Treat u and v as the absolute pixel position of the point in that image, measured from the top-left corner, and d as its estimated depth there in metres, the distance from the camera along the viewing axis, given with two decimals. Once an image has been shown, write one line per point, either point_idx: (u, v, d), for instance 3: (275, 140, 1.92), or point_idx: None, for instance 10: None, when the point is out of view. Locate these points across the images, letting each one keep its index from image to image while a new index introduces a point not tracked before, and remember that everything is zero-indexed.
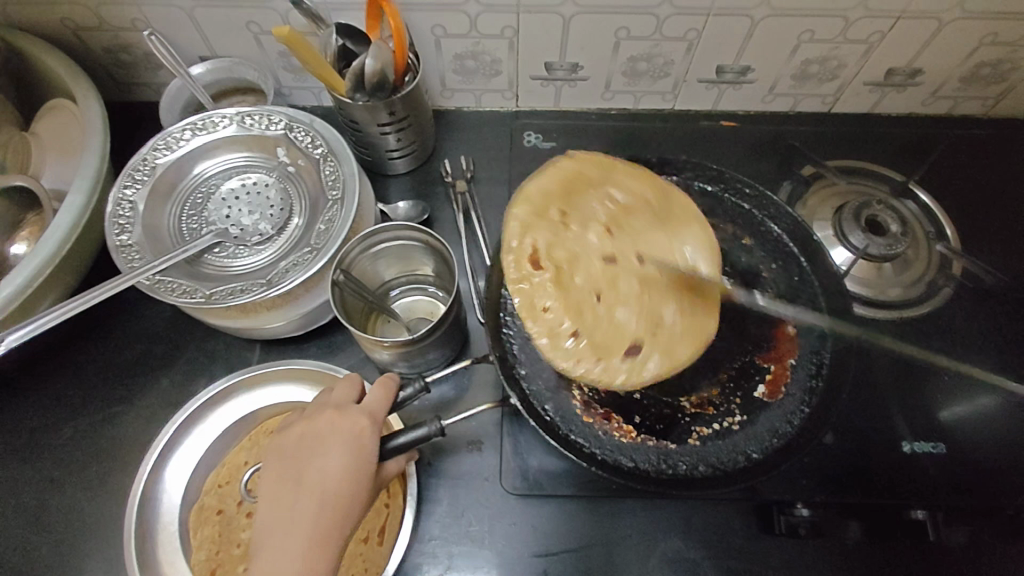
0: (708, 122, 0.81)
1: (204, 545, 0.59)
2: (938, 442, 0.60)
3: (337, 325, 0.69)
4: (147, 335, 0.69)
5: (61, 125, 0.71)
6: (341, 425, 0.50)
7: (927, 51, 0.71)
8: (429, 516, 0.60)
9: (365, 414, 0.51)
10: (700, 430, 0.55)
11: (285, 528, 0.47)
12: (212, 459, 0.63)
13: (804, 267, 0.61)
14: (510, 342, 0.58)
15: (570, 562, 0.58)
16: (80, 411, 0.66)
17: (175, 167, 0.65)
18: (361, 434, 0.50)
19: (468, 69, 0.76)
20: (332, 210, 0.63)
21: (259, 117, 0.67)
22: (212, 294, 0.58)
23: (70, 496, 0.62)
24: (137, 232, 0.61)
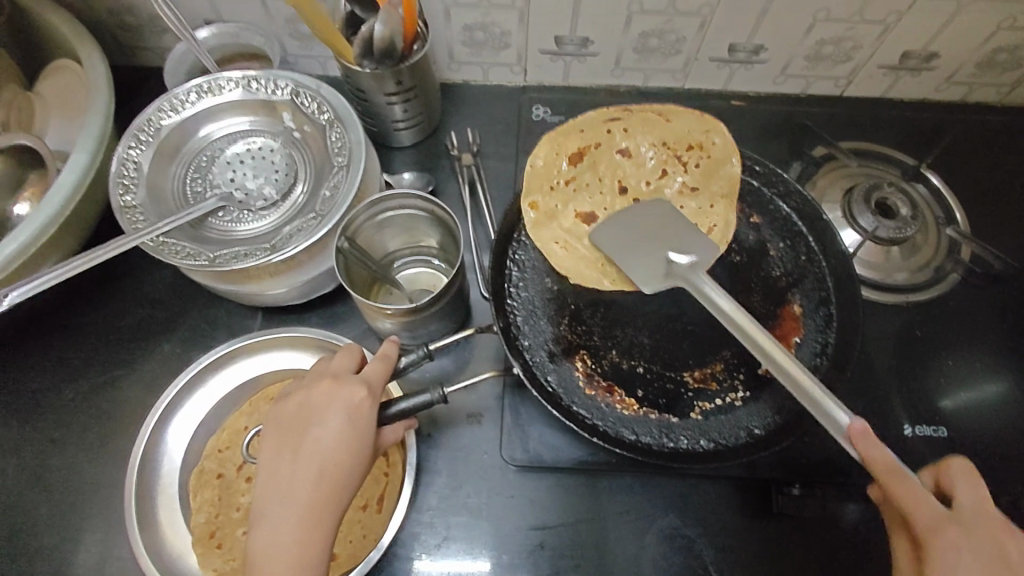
0: (718, 102, 0.80)
1: (203, 508, 0.59)
2: (939, 426, 0.60)
3: (339, 295, 0.69)
4: (148, 300, 0.69)
5: (65, 86, 0.70)
6: (340, 394, 0.50)
7: (944, 35, 0.70)
8: (428, 486, 0.60)
9: (363, 383, 0.50)
10: (703, 405, 0.54)
11: (285, 495, 0.46)
12: (212, 423, 0.63)
13: (813, 247, 0.59)
14: (514, 313, 0.57)
15: (566, 535, 0.58)
16: (81, 373, 0.66)
17: (179, 128, 0.64)
18: (360, 402, 0.49)
19: (477, 41, 0.75)
20: (338, 176, 0.62)
21: (265, 81, 0.65)
22: (216, 258, 0.58)
23: (70, 457, 0.63)
24: (141, 193, 0.61)
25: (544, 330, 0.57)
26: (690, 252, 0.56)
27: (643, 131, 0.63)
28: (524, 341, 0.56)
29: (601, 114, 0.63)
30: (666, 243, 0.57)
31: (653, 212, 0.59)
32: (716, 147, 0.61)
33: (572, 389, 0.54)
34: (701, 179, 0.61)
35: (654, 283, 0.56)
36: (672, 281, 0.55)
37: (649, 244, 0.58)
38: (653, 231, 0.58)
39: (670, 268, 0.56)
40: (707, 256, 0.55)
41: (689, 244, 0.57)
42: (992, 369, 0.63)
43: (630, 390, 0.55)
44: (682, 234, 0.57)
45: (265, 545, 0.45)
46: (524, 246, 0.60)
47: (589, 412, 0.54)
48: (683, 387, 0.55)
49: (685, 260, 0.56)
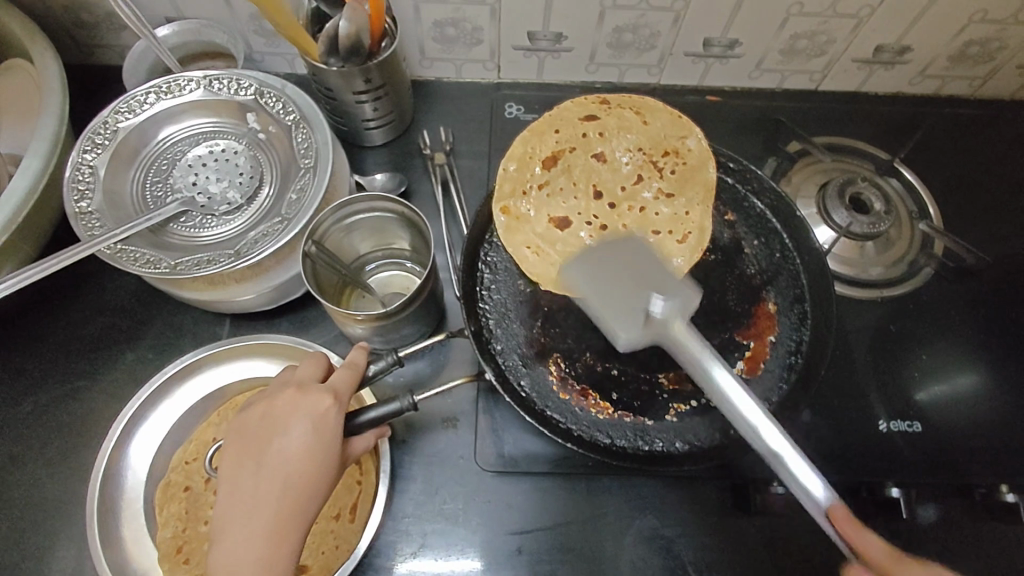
0: (694, 97, 0.79)
1: (170, 523, 0.57)
2: (914, 421, 0.60)
3: (310, 300, 0.67)
4: (112, 308, 0.67)
5: (18, 87, 0.67)
6: (304, 403, 0.48)
7: (916, 29, 0.70)
8: (403, 493, 0.59)
9: (328, 392, 0.49)
10: (678, 406, 0.52)
11: (247, 509, 0.45)
12: (179, 434, 0.61)
13: (787, 244, 0.58)
14: (485, 316, 0.55)
15: (545, 539, 0.57)
16: (41, 386, 0.64)
17: (138, 131, 0.62)
18: (324, 412, 0.48)
19: (448, 37, 0.74)
20: (304, 177, 0.60)
21: (228, 81, 0.64)
22: (177, 264, 0.56)
23: (31, 473, 0.60)
24: (98, 199, 0.59)
25: (516, 335, 0.55)
26: (672, 296, 0.45)
27: (618, 135, 0.62)
28: (495, 345, 0.54)
29: (575, 120, 0.62)
30: (646, 287, 0.46)
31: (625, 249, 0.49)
32: (692, 154, 0.60)
33: (545, 394, 0.53)
34: (676, 186, 0.61)
35: (633, 336, 0.46)
36: (650, 333, 0.45)
37: (623, 285, 0.47)
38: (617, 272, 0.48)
39: (649, 315, 0.45)
40: (689, 303, 0.45)
41: (672, 287, 0.46)
42: (966, 362, 0.63)
43: (605, 393, 0.53)
44: (656, 273, 0.47)
45: (225, 563, 0.43)
46: (495, 248, 0.58)
47: (563, 416, 0.52)
48: (658, 388, 0.53)
49: (661, 307, 0.45)
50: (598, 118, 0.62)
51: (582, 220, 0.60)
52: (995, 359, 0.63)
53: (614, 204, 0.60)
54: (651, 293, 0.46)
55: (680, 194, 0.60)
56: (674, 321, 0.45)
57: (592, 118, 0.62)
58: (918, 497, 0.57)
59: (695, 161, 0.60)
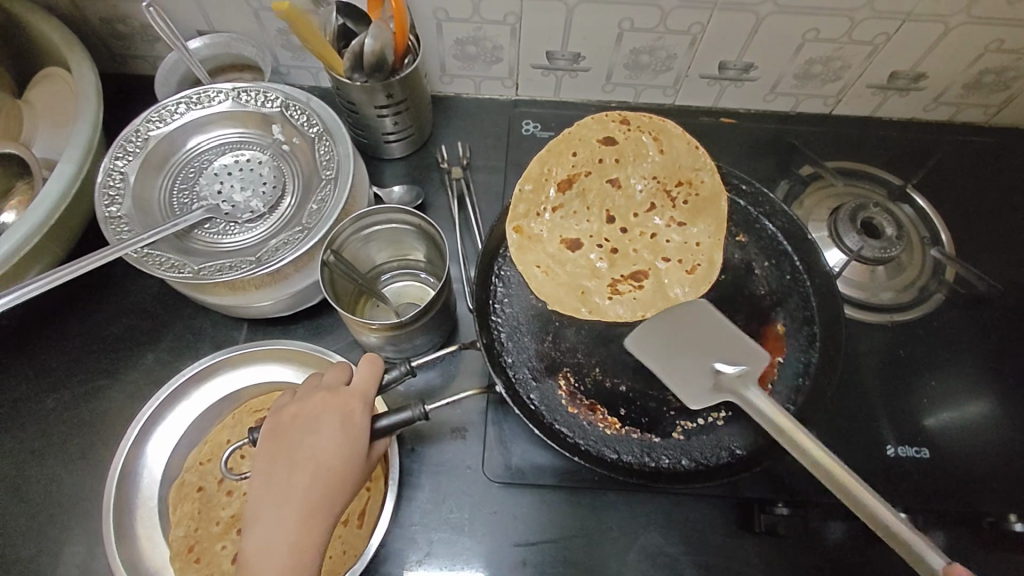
0: (708, 118, 0.80)
1: (182, 521, 0.58)
2: (922, 447, 0.60)
3: (326, 307, 0.69)
4: (134, 310, 0.69)
5: (55, 94, 0.70)
6: (333, 404, 0.50)
7: (931, 56, 0.71)
8: (410, 501, 0.59)
9: (356, 394, 0.51)
10: (685, 424, 0.52)
11: (277, 503, 0.47)
12: (194, 436, 0.62)
13: (798, 266, 0.58)
14: (498, 329, 0.56)
15: (548, 552, 0.58)
16: (63, 383, 0.65)
17: (168, 139, 0.64)
18: (352, 412, 0.50)
19: (469, 55, 0.76)
20: (325, 189, 0.62)
21: (255, 93, 0.66)
22: (201, 270, 0.57)
23: (51, 467, 0.62)
24: (127, 204, 0.60)
25: (527, 348, 0.55)
26: (738, 362, 0.53)
27: (633, 163, 0.62)
28: (507, 358, 0.54)
29: (594, 142, 0.62)
30: (711, 353, 0.54)
31: (691, 318, 0.55)
32: (705, 186, 0.60)
33: (554, 407, 0.53)
34: (688, 217, 0.60)
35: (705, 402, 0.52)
36: (722, 395, 0.51)
37: (693, 356, 0.54)
38: (689, 346, 0.54)
39: (717, 378, 0.52)
40: (757, 365, 0.52)
41: (734, 353, 0.53)
42: (976, 389, 0.63)
43: (612, 408, 0.53)
44: (725, 342, 0.54)
45: (254, 552, 0.45)
46: (509, 262, 0.59)
47: (570, 430, 0.52)
48: (665, 406, 0.53)
49: (733, 370, 0.52)
50: (617, 143, 0.61)
51: (593, 244, 0.61)
52: (1005, 388, 0.63)
53: (625, 228, 0.61)
54: (716, 360, 0.53)
55: (694, 223, 0.60)
56: (750, 385, 0.50)
57: (611, 142, 0.62)
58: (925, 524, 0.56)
59: (711, 193, 0.60)
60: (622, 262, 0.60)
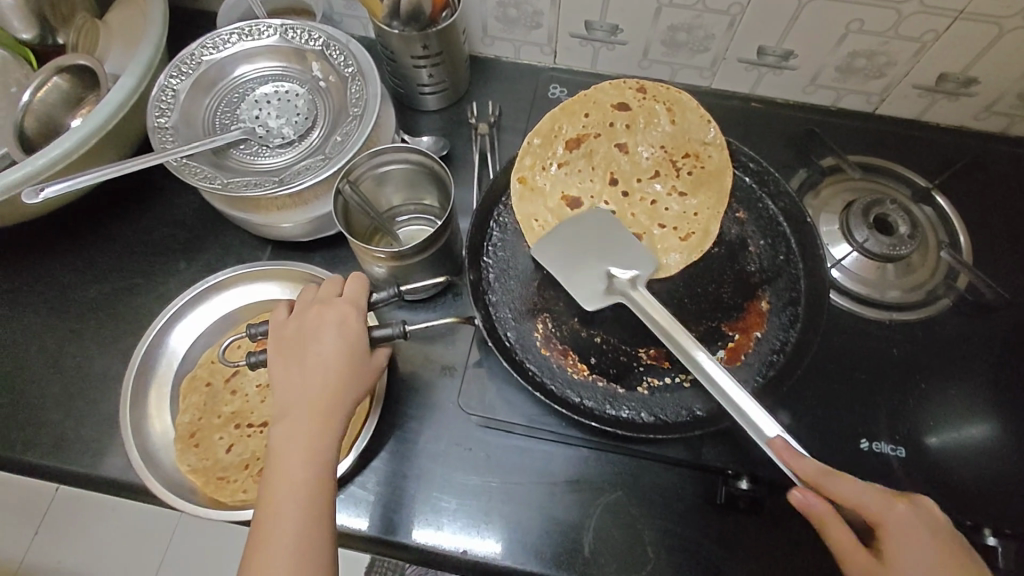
0: (742, 104, 0.80)
1: (189, 410, 0.64)
2: (898, 446, 0.58)
3: (342, 240, 0.73)
4: (175, 221, 0.75)
5: (129, 17, 0.77)
6: (330, 315, 0.56)
7: (983, 60, 0.68)
8: (392, 425, 0.63)
9: (347, 303, 0.56)
10: (651, 380, 0.54)
11: (296, 401, 0.53)
12: (210, 337, 0.68)
13: (793, 249, 0.58)
14: (487, 270, 0.58)
15: (513, 492, 0.60)
16: (105, 277, 0.73)
17: (219, 65, 0.70)
18: (348, 320, 0.55)
19: (510, 18, 0.78)
20: (350, 124, 0.66)
21: (301, 31, 0.70)
22: (228, 184, 0.63)
23: (85, 348, 0.70)
24: (175, 118, 0.66)
25: (512, 291, 0.58)
26: (629, 266, 0.56)
27: (644, 131, 0.62)
28: (491, 297, 0.57)
29: (607, 106, 0.62)
30: (603, 257, 0.57)
31: (590, 227, 0.58)
32: (712, 161, 0.60)
33: (527, 346, 0.55)
34: (690, 188, 0.60)
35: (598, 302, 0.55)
36: (614, 298, 0.55)
37: (588, 261, 0.57)
38: (584, 251, 0.57)
39: (610, 284, 0.55)
40: (646, 268, 0.56)
41: (626, 257, 0.57)
42: (976, 403, 0.60)
43: (584, 356, 0.55)
44: (618, 249, 0.57)
45: (284, 443, 0.51)
46: (509, 210, 0.61)
47: (539, 370, 0.54)
48: (635, 361, 0.55)
49: (625, 275, 0.56)
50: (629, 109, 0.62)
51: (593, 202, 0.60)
52: (1008, 407, 0.60)
53: (627, 192, 0.61)
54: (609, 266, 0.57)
55: (694, 194, 0.60)
56: (637, 287, 0.55)
57: (624, 108, 0.62)
58: None
59: (714, 168, 0.60)
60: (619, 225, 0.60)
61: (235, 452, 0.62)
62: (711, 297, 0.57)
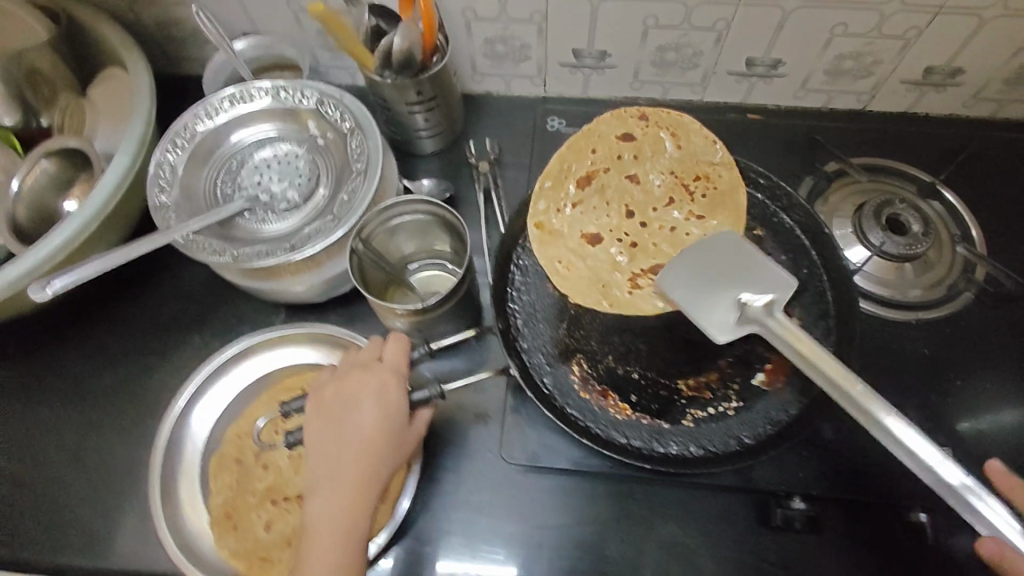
0: (736, 115, 0.80)
1: (222, 490, 0.63)
2: (944, 447, 0.59)
3: (356, 295, 0.72)
4: (183, 294, 0.74)
5: (113, 92, 0.75)
6: (369, 381, 0.54)
7: (967, 50, 0.69)
8: (433, 482, 0.62)
9: (389, 369, 0.55)
10: (695, 412, 0.53)
11: (331, 474, 0.52)
12: (233, 411, 0.67)
13: (815, 261, 0.58)
14: (514, 316, 0.58)
15: (565, 537, 0.59)
16: (118, 360, 0.71)
17: (213, 134, 0.69)
18: (388, 387, 0.54)
19: (498, 54, 0.78)
20: (355, 181, 0.65)
21: (293, 90, 0.69)
22: (239, 256, 0.61)
23: (106, 437, 0.68)
24: (175, 194, 0.65)
25: (542, 335, 0.57)
26: (764, 292, 0.53)
27: (652, 158, 0.62)
28: (522, 343, 0.57)
29: (612, 138, 0.62)
30: (737, 285, 0.54)
31: (719, 248, 0.55)
32: (723, 180, 0.60)
33: (566, 391, 0.55)
34: (706, 210, 0.60)
35: (731, 333, 0.53)
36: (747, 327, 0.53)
37: (721, 288, 0.54)
38: (718, 278, 0.54)
39: (744, 311, 0.53)
40: (784, 294, 0.52)
41: (762, 283, 0.54)
42: (1010, 393, 0.61)
43: (623, 395, 0.55)
44: (751, 273, 0.54)
45: (316, 519, 0.50)
46: (527, 252, 0.61)
47: (581, 414, 0.54)
48: (676, 394, 0.54)
49: (761, 301, 0.53)
50: (634, 139, 0.62)
51: (613, 237, 0.60)
52: None
53: (645, 222, 0.60)
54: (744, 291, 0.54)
55: (710, 216, 0.59)
56: (777, 314, 0.52)
57: (629, 137, 0.62)
58: (949, 527, 0.56)
59: (727, 187, 0.59)
60: (643, 257, 0.59)
61: (275, 530, 0.61)
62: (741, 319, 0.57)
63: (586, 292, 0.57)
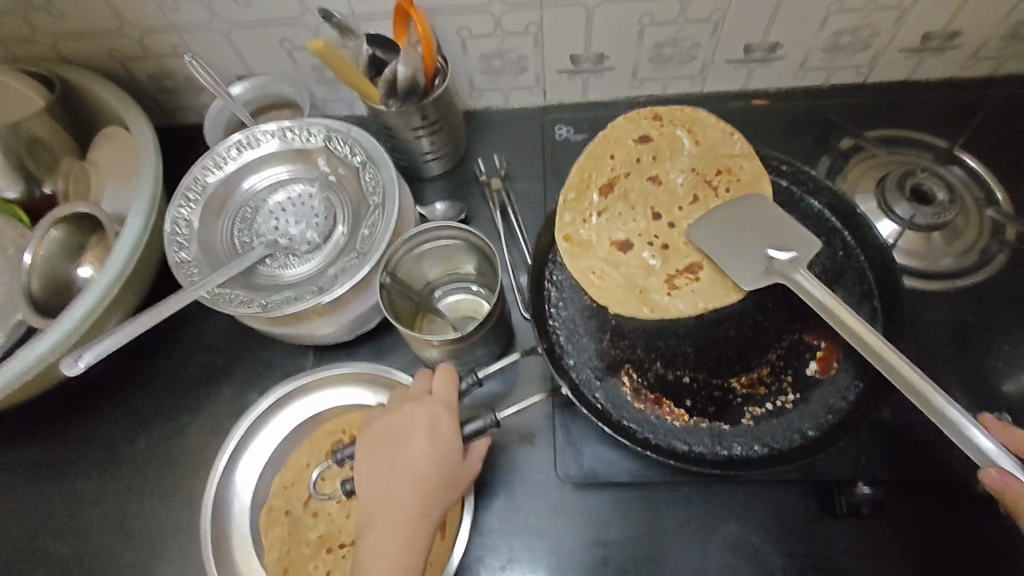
0: (739, 102, 0.80)
1: (276, 545, 0.62)
2: (1001, 412, 0.58)
3: (384, 328, 0.71)
4: (208, 346, 0.73)
5: (114, 152, 0.75)
6: (420, 414, 0.54)
7: (963, 13, 0.69)
8: (488, 508, 0.61)
9: (440, 401, 0.54)
10: (753, 410, 0.53)
11: (385, 511, 0.51)
12: (276, 462, 0.65)
13: (849, 242, 0.59)
14: (556, 333, 0.58)
15: (629, 549, 0.59)
16: (151, 422, 0.70)
17: (225, 184, 0.68)
18: (440, 420, 0.53)
19: (494, 68, 0.78)
20: (374, 214, 0.65)
21: (299, 129, 0.68)
22: (269, 304, 0.60)
23: (150, 502, 0.66)
24: (195, 249, 0.64)
25: (587, 348, 0.57)
26: (790, 249, 0.55)
27: (671, 158, 0.61)
28: (568, 360, 0.56)
29: (630, 142, 0.62)
30: (764, 240, 0.56)
31: (746, 209, 0.57)
32: (746, 172, 0.59)
33: (620, 404, 0.55)
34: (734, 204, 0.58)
35: (756, 283, 0.55)
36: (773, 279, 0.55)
37: (748, 242, 0.56)
38: (745, 234, 0.56)
39: (770, 264, 0.55)
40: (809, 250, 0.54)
41: (788, 239, 0.56)
42: None
43: (678, 401, 0.54)
44: (775, 229, 0.56)
45: (371, 557, 0.49)
46: (559, 267, 0.61)
47: (639, 425, 0.54)
48: (731, 393, 0.54)
49: (786, 257, 0.55)
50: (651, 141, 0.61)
51: (643, 240, 0.59)
52: None
53: (673, 222, 0.59)
54: (768, 246, 0.56)
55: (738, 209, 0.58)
56: (799, 269, 0.54)
57: (645, 139, 0.62)
58: None
59: (752, 178, 0.58)
60: (676, 257, 0.58)
61: None
62: (782, 309, 0.57)
63: (623, 300, 0.56)
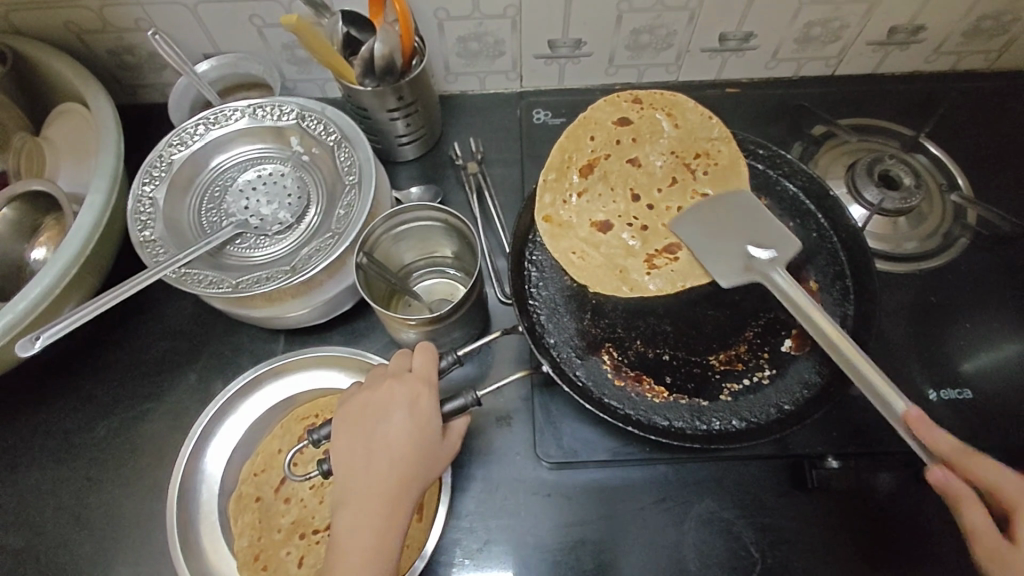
0: (712, 91, 0.81)
1: (245, 532, 0.59)
2: (963, 389, 0.60)
3: (357, 312, 0.69)
4: (171, 331, 0.70)
5: (72, 129, 0.71)
6: (399, 392, 0.52)
7: (928, 8, 0.71)
8: (465, 492, 0.60)
9: (420, 378, 0.53)
10: (731, 386, 0.54)
11: (362, 490, 0.50)
12: (246, 447, 0.63)
13: (823, 224, 0.60)
14: (537, 312, 0.57)
15: (605, 529, 0.59)
16: (110, 410, 0.67)
17: (192, 161, 0.66)
18: (420, 397, 0.52)
19: (471, 52, 0.77)
20: (350, 194, 0.63)
21: (271, 108, 0.67)
22: (238, 283, 0.58)
23: (109, 492, 0.63)
24: (160, 228, 0.62)
25: (568, 326, 0.57)
26: (771, 247, 0.55)
27: (651, 140, 0.61)
28: (549, 339, 0.56)
29: (610, 123, 0.62)
30: (744, 237, 0.56)
31: (738, 208, 0.57)
32: (723, 155, 0.60)
33: (600, 382, 0.55)
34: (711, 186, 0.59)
35: (733, 279, 0.55)
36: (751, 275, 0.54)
37: (730, 240, 0.56)
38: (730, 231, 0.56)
39: (750, 262, 0.55)
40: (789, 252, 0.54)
41: (770, 238, 0.55)
42: (1012, 331, 0.63)
43: (658, 378, 0.55)
44: (757, 227, 0.56)
45: (348, 536, 0.48)
46: (539, 246, 0.60)
47: (620, 403, 0.54)
48: (710, 370, 0.55)
49: (766, 255, 0.54)
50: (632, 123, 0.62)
51: (622, 222, 0.60)
52: None
53: (652, 204, 0.60)
54: (750, 244, 0.56)
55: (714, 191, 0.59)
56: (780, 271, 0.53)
57: (625, 121, 0.62)
58: None
59: (729, 162, 0.59)
60: (655, 237, 0.58)
61: (307, 565, 0.58)
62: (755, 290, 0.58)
63: (602, 278, 0.56)
